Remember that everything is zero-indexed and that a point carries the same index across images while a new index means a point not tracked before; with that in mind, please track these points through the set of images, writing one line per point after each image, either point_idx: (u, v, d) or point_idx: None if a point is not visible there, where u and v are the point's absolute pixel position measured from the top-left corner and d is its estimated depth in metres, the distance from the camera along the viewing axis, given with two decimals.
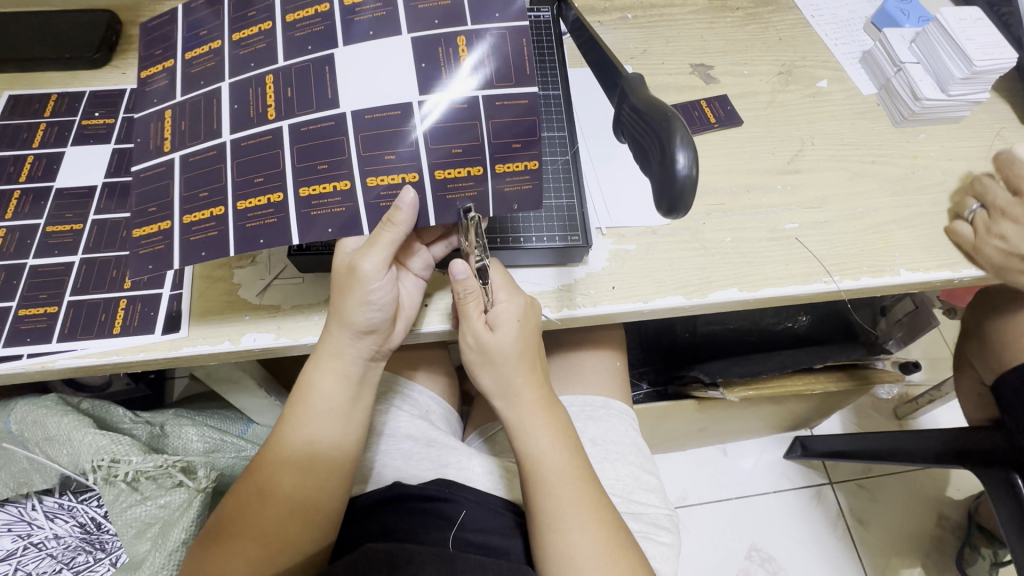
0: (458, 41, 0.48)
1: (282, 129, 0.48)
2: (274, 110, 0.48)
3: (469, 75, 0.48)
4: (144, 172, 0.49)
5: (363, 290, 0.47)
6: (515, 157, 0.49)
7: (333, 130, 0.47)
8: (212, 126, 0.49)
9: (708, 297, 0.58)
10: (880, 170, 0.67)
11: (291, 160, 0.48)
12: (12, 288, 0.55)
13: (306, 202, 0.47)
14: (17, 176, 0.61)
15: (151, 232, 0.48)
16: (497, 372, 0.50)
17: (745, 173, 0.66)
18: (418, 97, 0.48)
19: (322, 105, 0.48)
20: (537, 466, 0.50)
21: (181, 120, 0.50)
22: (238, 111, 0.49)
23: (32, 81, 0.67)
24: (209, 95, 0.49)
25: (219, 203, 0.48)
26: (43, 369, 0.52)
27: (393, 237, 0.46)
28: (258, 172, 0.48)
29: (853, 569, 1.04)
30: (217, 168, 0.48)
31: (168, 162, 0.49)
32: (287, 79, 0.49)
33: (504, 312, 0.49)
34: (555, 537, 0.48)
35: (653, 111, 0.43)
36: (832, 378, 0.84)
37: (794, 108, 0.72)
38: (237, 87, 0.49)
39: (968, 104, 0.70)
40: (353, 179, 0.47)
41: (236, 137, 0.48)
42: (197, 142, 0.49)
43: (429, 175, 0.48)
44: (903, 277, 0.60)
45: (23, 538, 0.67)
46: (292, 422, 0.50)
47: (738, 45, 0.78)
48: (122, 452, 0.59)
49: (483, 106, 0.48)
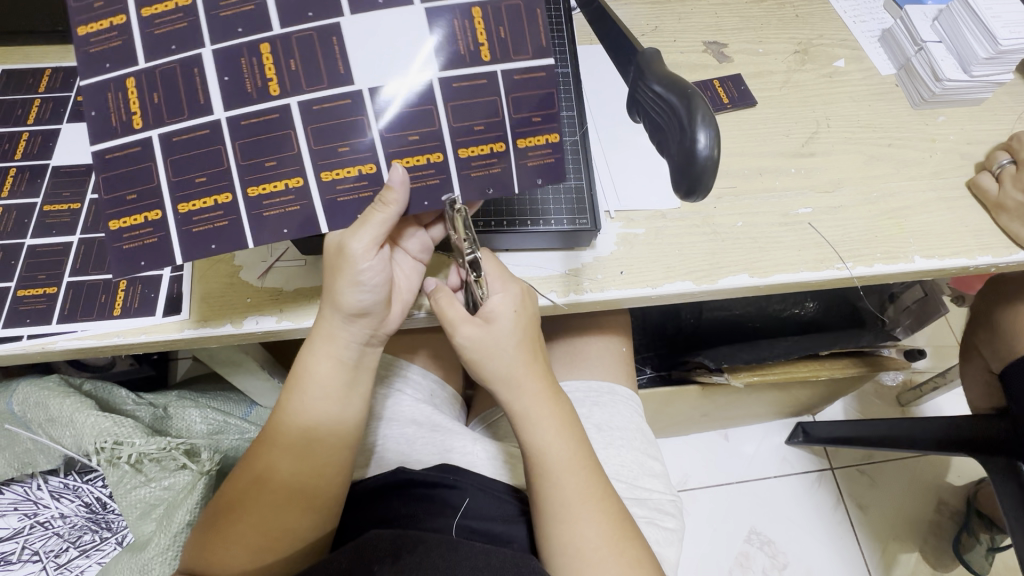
0: (473, 13, 0.46)
1: (290, 107, 0.45)
2: (277, 84, 0.45)
3: (485, 48, 0.46)
4: (113, 153, 0.44)
5: (353, 270, 0.45)
6: (536, 129, 0.48)
7: (349, 110, 0.45)
8: (198, 100, 0.44)
9: (718, 283, 0.57)
10: (897, 153, 0.66)
11: (306, 143, 0.45)
12: (11, 268, 0.54)
13: (329, 187, 0.46)
14: (11, 154, 0.60)
15: (137, 221, 0.45)
16: (494, 366, 0.49)
17: (758, 156, 0.64)
18: (439, 74, 0.45)
19: (335, 82, 0.45)
20: (543, 457, 0.49)
21: (152, 92, 0.44)
22: (230, 83, 0.44)
23: (25, 56, 0.65)
24: (187, 63, 0.44)
25: (225, 189, 0.45)
26: (43, 350, 0.51)
27: (385, 217, 0.45)
28: (267, 155, 0.45)
29: (852, 553, 1.05)
30: (216, 149, 0.45)
31: (143, 141, 0.44)
32: (287, 50, 0.44)
33: (501, 304, 0.49)
34: (562, 528, 0.48)
35: (669, 88, 0.42)
36: (838, 365, 0.80)
37: (810, 88, 0.70)
38: (224, 55, 0.44)
39: (990, 85, 0.68)
40: (378, 161, 0.46)
41: (233, 114, 0.44)
42: (181, 119, 0.44)
43: (453, 154, 0.47)
44: (918, 264, 0.59)
45: (29, 517, 0.68)
46: (289, 406, 0.49)
47: (753, 22, 0.75)
48: (125, 434, 0.60)
49: (502, 81, 0.47)
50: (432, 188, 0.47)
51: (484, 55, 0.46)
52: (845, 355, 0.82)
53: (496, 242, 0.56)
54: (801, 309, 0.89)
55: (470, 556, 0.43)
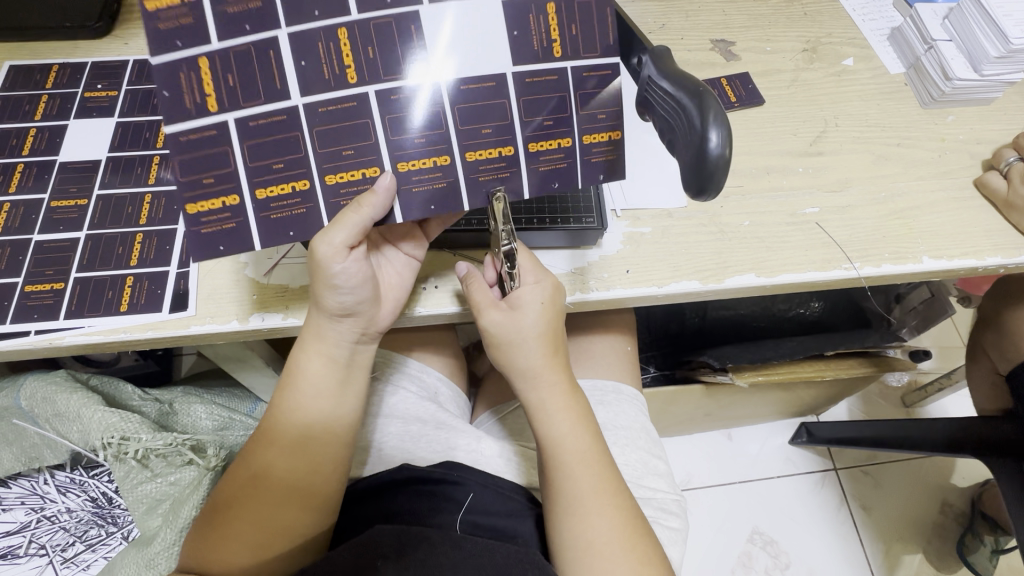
0: (548, 8, 0.45)
1: (369, 95, 0.44)
2: (355, 72, 0.43)
3: (557, 44, 0.46)
4: (186, 135, 0.42)
5: (327, 274, 0.45)
6: (600, 127, 0.48)
7: (427, 101, 0.45)
8: (274, 84, 0.43)
9: (725, 282, 0.57)
10: (905, 152, 0.65)
11: (384, 133, 0.45)
12: (19, 264, 0.54)
13: (405, 178, 0.46)
14: (19, 150, 0.60)
15: (216, 205, 0.43)
16: (518, 355, 0.50)
17: (765, 155, 0.64)
18: (512, 68, 0.45)
19: (413, 72, 0.44)
20: (558, 450, 0.49)
21: (225, 73, 0.42)
22: (307, 69, 0.43)
23: (33, 50, 0.65)
24: (263, 45, 0.42)
25: (303, 176, 0.44)
26: (51, 346, 0.51)
27: (357, 219, 0.43)
28: (345, 143, 0.45)
29: (856, 553, 1.04)
30: (294, 135, 0.44)
31: (218, 125, 0.42)
32: (365, 36, 0.43)
33: (528, 295, 0.49)
34: (574, 522, 0.48)
35: (679, 87, 0.42)
36: (844, 366, 0.79)
37: (818, 86, 0.70)
38: (302, 39, 0.42)
39: (1001, 84, 0.67)
40: (452, 154, 0.46)
41: (312, 101, 0.43)
42: (257, 103, 0.43)
43: (524, 148, 0.47)
44: (926, 264, 0.58)
45: (36, 511, 0.68)
46: (282, 403, 0.49)
47: (760, 20, 0.75)
48: (132, 430, 0.60)
49: (572, 78, 0.47)
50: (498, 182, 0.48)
51: (556, 50, 0.46)
52: (852, 355, 0.82)
53: None
54: (807, 308, 0.89)
55: (474, 553, 0.42)
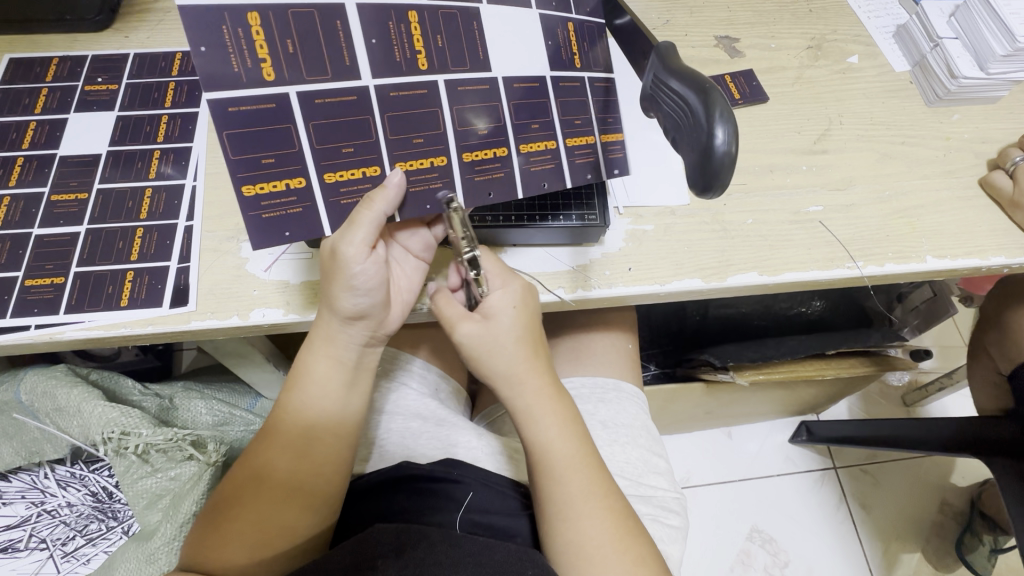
0: (568, 27, 0.51)
1: (438, 84, 0.45)
2: (425, 58, 0.45)
3: (577, 56, 0.52)
4: (245, 106, 0.40)
5: (347, 274, 0.45)
6: (611, 127, 0.53)
7: (488, 95, 0.48)
8: (343, 62, 0.42)
9: (727, 280, 0.56)
10: (911, 151, 0.65)
11: (452, 122, 0.47)
12: (19, 258, 0.54)
13: (469, 168, 0.48)
14: (19, 143, 0.59)
15: (280, 188, 0.43)
16: (496, 362, 0.49)
17: (769, 153, 0.64)
18: (550, 73, 0.50)
19: (475, 66, 0.47)
20: (546, 454, 0.49)
21: (284, 39, 0.40)
22: (378, 47, 0.43)
23: (34, 43, 0.65)
24: (330, 10, 0.41)
25: (373, 162, 0.45)
26: (52, 340, 0.51)
27: (372, 217, 0.43)
28: (415, 131, 0.46)
29: (854, 552, 1.04)
30: (364, 118, 0.44)
31: (278, 96, 0.41)
32: (434, 25, 0.44)
33: (499, 301, 0.49)
34: (565, 525, 0.48)
35: (687, 83, 0.41)
36: (845, 364, 0.79)
37: (823, 84, 0.69)
38: (372, 12, 0.42)
39: (1006, 83, 0.67)
40: (510, 146, 0.49)
41: (383, 83, 0.44)
42: (326, 79, 0.42)
43: (565, 143, 0.51)
44: (930, 264, 0.58)
45: (36, 505, 0.68)
46: (291, 404, 0.49)
47: (764, 17, 0.74)
48: (133, 424, 0.60)
49: (588, 87, 0.52)
50: (547, 173, 0.50)
51: (576, 62, 0.52)
52: (851, 355, 0.82)
53: (505, 236, 0.55)
54: (807, 307, 0.89)
55: (473, 551, 0.43)
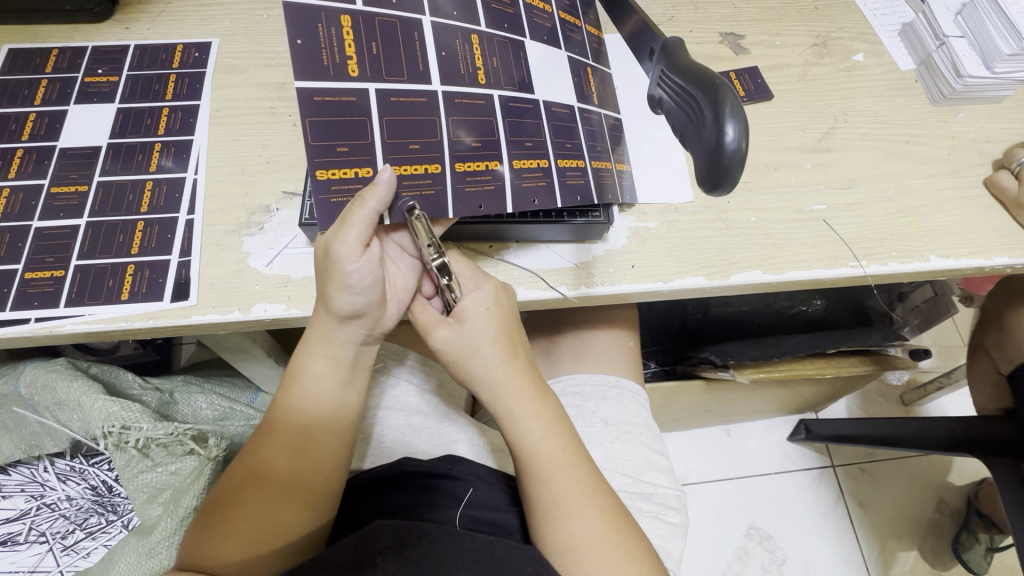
0: (587, 72, 0.58)
1: (493, 97, 0.50)
2: (484, 76, 0.50)
3: (595, 94, 0.57)
4: (330, 97, 0.43)
5: (341, 273, 0.44)
6: (624, 155, 0.58)
7: (530, 113, 0.52)
8: (417, 68, 0.47)
9: (731, 278, 0.56)
10: (915, 150, 0.65)
11: (504, 131, 0.50)
12: (18, 251, 0.54)
13: (518, 173, 0.49)
14: (19, 135, 0.59)
15: (350, 175, 0.44)
16: (473, 363, 0.48)
17: (774, 151, 0.63)
18: (577, 103, 0.55)
19: (522, 88, 0.52)
20: (532, 456, 0.49)
21: (370, 42, 0.44)
22: (446, 60, 0.48)
23: (32, 34, 0.64)
24: (411, 26, 0.46)
25: (435, 160, 0.46)
26: (51, 334, 0.51)
27: (363, 214, 0.42)
28: (474, 136, 0.48)
29: (851, 549, 1.05)
30: (430, 118, 0.47)
31: (358, 91, 0.44)
32: (492, 49, 0.51)
33: (472, 303, 0.48)
34: (555, 526, 0.48)
35: (695, 84, 0.41)
36: (846, 363, 0.79)
37: (827, 82, 0.69)
38: (443, 34, 0.48)
39: (1012, 83, 0.66)
40: (550, 159, 0.51)
41: (449, 91, 0.48)
42: (402, 81, 0.46)
43: (592, 164, 0.54)
44: (933, 263, 0.58)
45: (35, 499, 0.68)
46: (287, 404, 0.49)
47: (770, 13, 0.74)
48: (133, 419, 0.60)
49: (604, 122, 0.57)
50: (581, 187, 0.52)
51: (596, 99, 0.57)
52: (852, 354, 0.82)
53: (508, 232, 0.55)
54: (809, 306, 0.89)
55: (473, 548, 0.42)
